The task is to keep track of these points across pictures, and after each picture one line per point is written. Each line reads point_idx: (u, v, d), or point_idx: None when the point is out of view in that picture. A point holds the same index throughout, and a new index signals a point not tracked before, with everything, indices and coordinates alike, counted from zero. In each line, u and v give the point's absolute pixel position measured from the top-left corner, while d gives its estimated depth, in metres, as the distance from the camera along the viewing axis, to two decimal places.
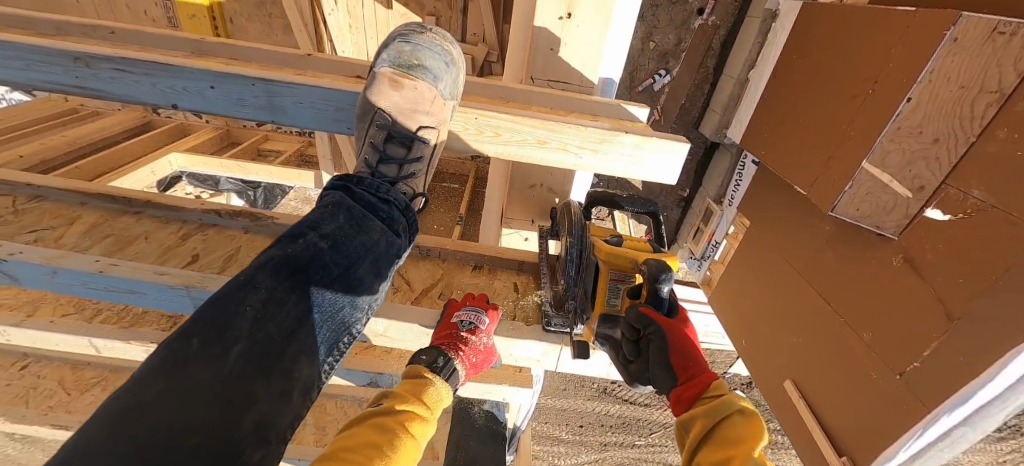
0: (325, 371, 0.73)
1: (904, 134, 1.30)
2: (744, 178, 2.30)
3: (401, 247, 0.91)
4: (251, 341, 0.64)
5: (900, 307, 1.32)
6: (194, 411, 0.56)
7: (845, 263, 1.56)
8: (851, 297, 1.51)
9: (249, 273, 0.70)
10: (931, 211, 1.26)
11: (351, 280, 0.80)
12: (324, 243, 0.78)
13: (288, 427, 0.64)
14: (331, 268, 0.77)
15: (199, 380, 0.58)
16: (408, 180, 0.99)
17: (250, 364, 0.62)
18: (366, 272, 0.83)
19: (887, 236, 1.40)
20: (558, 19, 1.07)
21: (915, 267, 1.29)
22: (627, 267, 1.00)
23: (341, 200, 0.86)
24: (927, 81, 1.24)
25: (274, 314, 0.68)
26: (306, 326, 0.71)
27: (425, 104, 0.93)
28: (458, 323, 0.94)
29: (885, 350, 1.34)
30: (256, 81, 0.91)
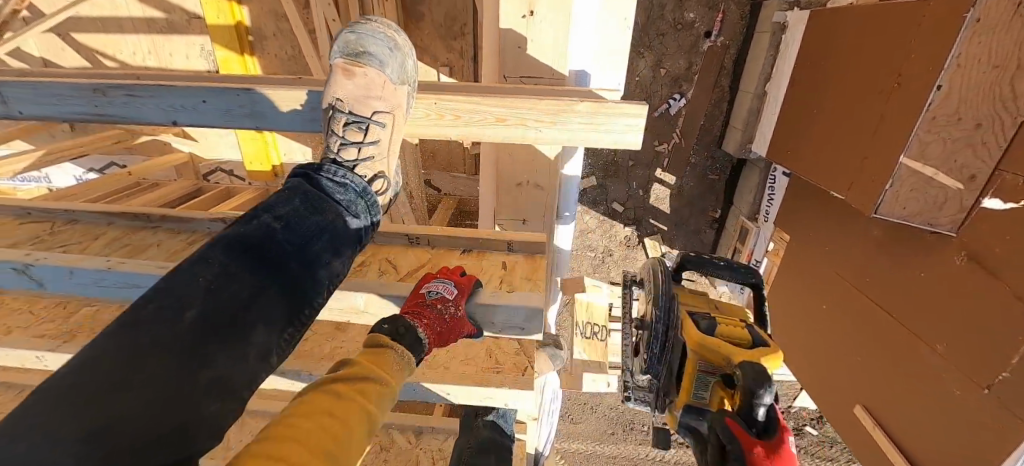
0: (284, 347, 0.60)
1: (941, 123, 1.21)
2: (777, 191, 2.21)
3: (363, 232, 0.74)
4: (201, 313, 0.52)
5: (974, 310, 1.18)
6: (127, 397, 0.44)
7: (901, 269, 1.43)
8: (914, 305, 1.37)
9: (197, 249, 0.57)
10: (989, 201, 1.17)
11: (307, 258, 0.64)
12: (278, 222, 0.63)
13: (240, 397, 0.53)
14: (285, 246, 0.62)
15: (147, 358, 0.47)
16: (363, 161, 0.77)
17: (203, 333, 0.51)
18: (324, 252, 0.66)
19: (943, 234, 1.29)
20: (520, 19, 0.89)
21: (983, 264, 1.17)
22: (719, 360, 0.85)
23: (297, 185, 0.69)
24: (955, 66, 1.17)
25: (226, 289, 0.55)
26: (269, 295, 0.58)
27: (376, 92, 0.73)
28: (425, 293, 0.74)
29: (967, 360, 1.18)
30: (240, 90, 0.80)
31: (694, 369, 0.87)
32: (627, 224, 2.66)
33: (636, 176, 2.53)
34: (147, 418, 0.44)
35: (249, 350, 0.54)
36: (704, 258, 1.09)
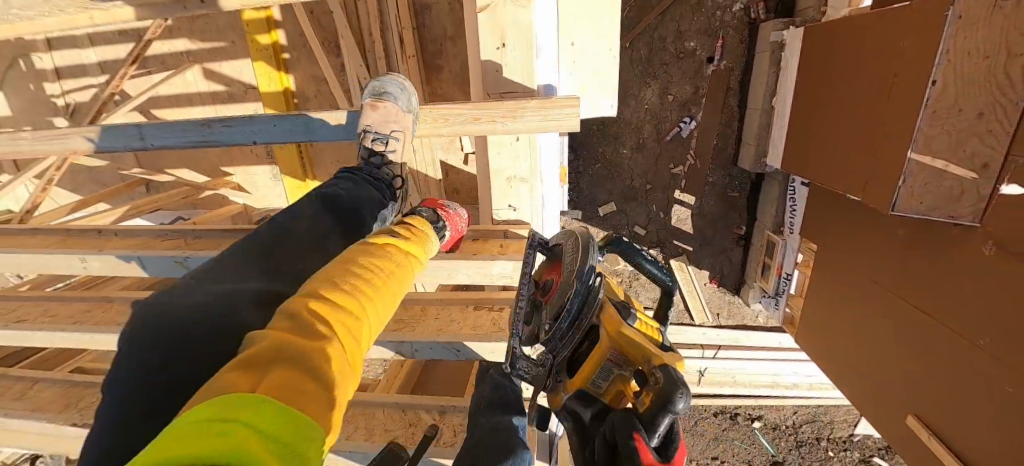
0: None
1: (942, 116, 1.25)
2: (799, 201, 2.21)
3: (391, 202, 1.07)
4: (301, 229, 0.83)
5: (1011, 300, 1.14)
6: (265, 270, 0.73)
7: (932, 265, 1.39)
8: (951, 302, 1.33)
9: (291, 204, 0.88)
10: (1007, 188, 1.15)
11: (358, 211, 0.94)
12: (338, 189, 0.95)
13: None
14: (346, 201, 0.93)
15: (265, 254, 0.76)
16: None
17: (305, 239, 0.82)
18: (369, 210, 0.97)
19: (966, 226, 1.27)
20: (495, 50, 1.05)
21: (1011, 252, 1.15)
22: (637, 355, 0.78)
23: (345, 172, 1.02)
24: (946, 62, 1.22)
25: (313, 221, 0.86)
26: (338, 230, 0.89)
27: (394, 118, 1.05)
28: (444, 204, 1.00)
29: (1013, 351, 1.13)
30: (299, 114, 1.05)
31: (599, 360, 0.81)
32: (651, 247, 2.69)
33: (655, 198, 2.59)
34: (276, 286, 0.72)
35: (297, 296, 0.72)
36: (633, 245, 0.96)
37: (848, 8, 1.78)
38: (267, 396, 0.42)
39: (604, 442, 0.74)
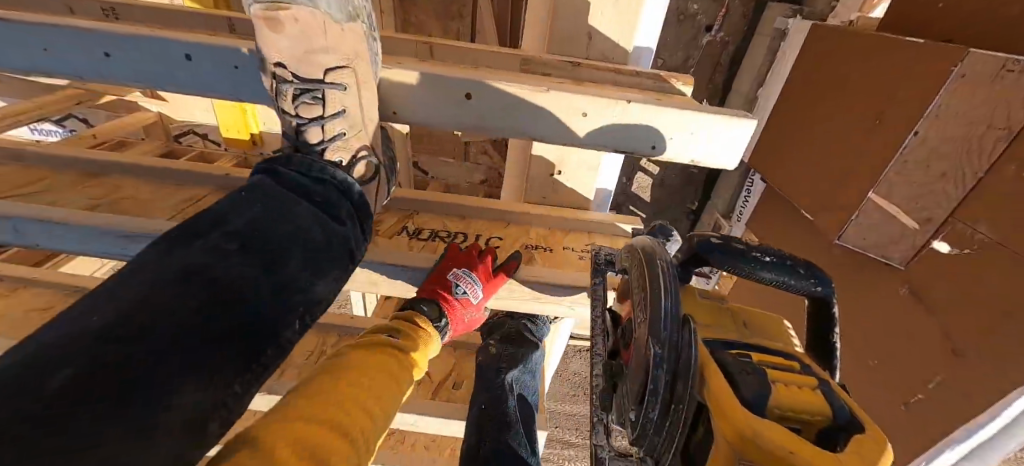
0: (298, 317, 0.61)
1: (911, 167, 1.31)
2: (754, 193, 2.25)
3: (344, 235, 0.71)
4: (242, 242, 0.60)
5: (908, 337, 1.34)
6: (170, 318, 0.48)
7: (852, 289, 1.55)
8: (857, 324, 1.53)
9: (207, 228, 0.61)
10: (937, 243, 1.27)
11: (278, 282, 0.60)
12: (231, 244, 0.59)
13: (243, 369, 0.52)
14: (281, 233, 0.64)
15: (190, 275, 0.53)
16: (337, 143, 0.79)
17: (234, 269, 0.57)
18: (298, 268, 0.63)
19: (893, 266, 1.41)
20: (552, 172, 1.16)
21: (921, 298, 1.31)
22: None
23: (260, 184, 0.69)
24: (935, 115, 1.24)
25: (223, 258, 0.58)
26: (238, 258, 0.59)
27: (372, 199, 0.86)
28: (451, 290, 0.81)
29: (895, 375, 1.38)
30: None
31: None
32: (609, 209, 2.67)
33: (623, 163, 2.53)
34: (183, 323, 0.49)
35: (172, 417, 0.42)
36: (723, 248, 0.61)
37: (858, 14, 1.72)
38: None
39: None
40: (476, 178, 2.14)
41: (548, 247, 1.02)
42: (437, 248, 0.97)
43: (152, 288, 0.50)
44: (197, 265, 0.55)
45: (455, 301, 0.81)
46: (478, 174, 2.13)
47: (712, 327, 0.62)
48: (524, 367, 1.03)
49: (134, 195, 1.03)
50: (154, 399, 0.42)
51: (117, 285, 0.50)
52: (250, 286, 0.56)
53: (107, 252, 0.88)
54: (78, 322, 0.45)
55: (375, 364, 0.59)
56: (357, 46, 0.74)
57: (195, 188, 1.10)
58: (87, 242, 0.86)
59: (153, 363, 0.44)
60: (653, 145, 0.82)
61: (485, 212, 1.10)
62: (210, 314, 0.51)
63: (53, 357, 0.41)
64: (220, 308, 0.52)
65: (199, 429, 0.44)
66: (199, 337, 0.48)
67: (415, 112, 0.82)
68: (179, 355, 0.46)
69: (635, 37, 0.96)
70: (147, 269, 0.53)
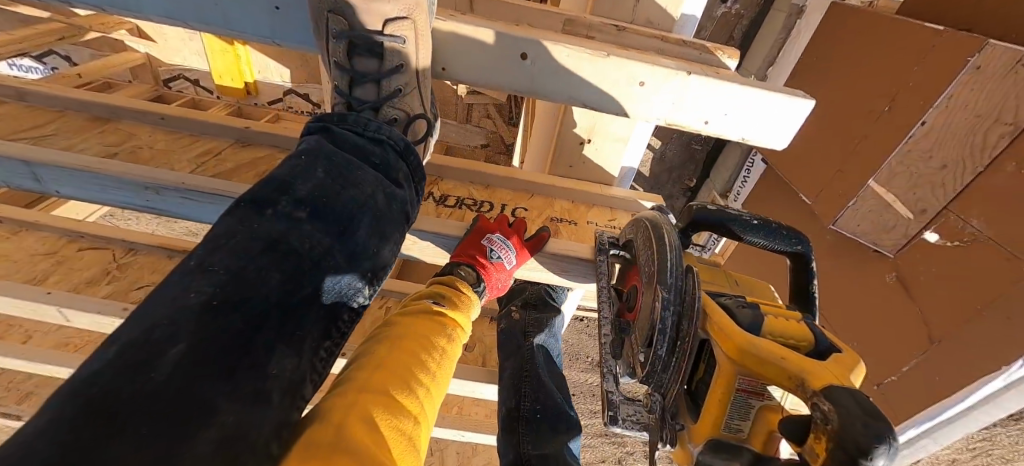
0: (359, 291, 0.58)
1: (914, 157, 1.32)
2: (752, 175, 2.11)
3: (405, 199, 0.69)
4: (313, 208, 0.57)
5: (889, 322, 1.41)
6: (258, 290, 0.47)
7: (839, 274, 1.59)
8: (842, 308, 1.59)
9: (266, 191, 0.56)
10: (928, 233, 1.30)
11: (352, 248, 0.59)
12: (301, 212, 0.56)
13: (324, 340, 0.51)
14: (350, 204, 0.61)
15: (274, 246, 0.52)
16: (394, 102, 0.77)
17: (309, 241, 0.55)
18: (368, 235, 0.61)
19: (882, 254, 1.45)
20: (579, 143, 1.13)
21: (907, 286, 1.36)
22: (778, 381, 0.49)
23: (319, 146, 0.64)
24: (944, 106, 1.24)
25: (295, 227, 0.55)
26: (309, 227, 0.56)
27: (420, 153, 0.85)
28: (486, 254, 0.79)
29: (873, 357, 1.45)
30: (148, 186, 0.81)
31: (729, 386, 0.51)
32: None
33: None
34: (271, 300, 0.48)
35: (271, 385, 0.42)
36: (721, 213, 0.69)
37: None
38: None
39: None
40: (477, 142, 2.07)
41: (573, 221, 1.03)
42: (465, 217, 0.98)
43: (231, 266, 0.48)
44: (276, 234, 0.53)
45: (490, 265, 0.78)
46: (480, 138, 2.09)
47: (711, 282, 0.70)
48: (550, 332, 1.03)
49: (146, 144, 0.99)
50: (253, 371, 0.42)
51: (203, 256, 0.48)
52: (326, 256, 0.55)
53: (128, 202, 0.85)
54: (172, 294, 0.44)
55: (426, 330, 0.55)
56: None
57: (205, 138, 1.06)
58: (108, 192, 0.83)
59: (245, 338, 0.44)
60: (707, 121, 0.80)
61: (511, 181, 1.10)
62: (288, 289, 0.50)
63: (162, 332, 0.40)
64: (295, 282, 0.51)
65: (297, 395, 0.44)
66: (284, 316, 0.48)
67: (463, 68, 0.77)
68: (266, 330, 0.46)
69: (683, 3, 0.92)
70: (233, 239, 0.51)
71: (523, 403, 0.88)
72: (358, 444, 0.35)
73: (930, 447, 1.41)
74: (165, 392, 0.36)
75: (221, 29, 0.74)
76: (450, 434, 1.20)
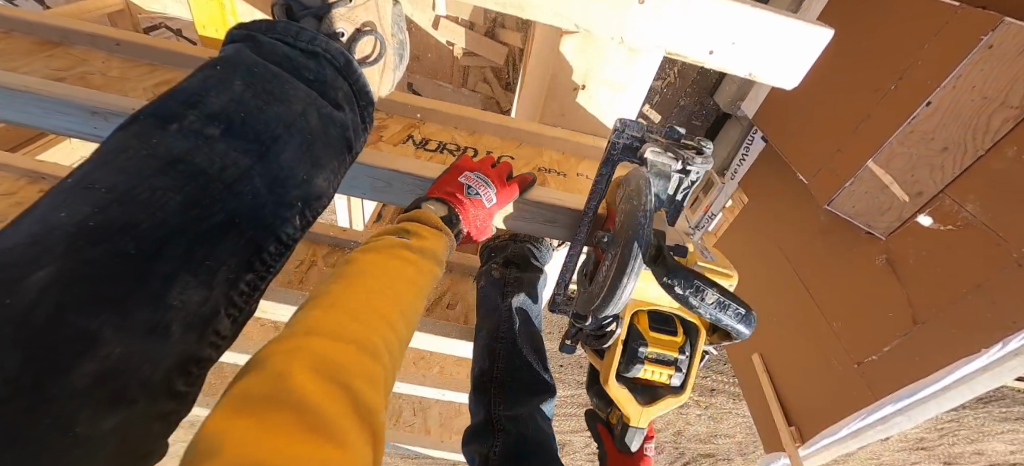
0: (291, 217, 0.60)
1: (915, 137, 1.29)
2: (750, 152, 2.05)
3: (340, 122, 0.70)
4: (226, 127, 0.58)
5: (874, 304, 1.42)
6: (155, 213, 0.48)
7: (831, 255, 1.59)
8: (828, 288, 1.60)
9: (172, 106, 0.56)
10: (921, 217, 1.31)
11: (275, 172, 0.60)
12: (213, 129, 0.57)
13: (234, 268, 0.52)
14: (270, 125, 0.61)
15: (175, 167, 0.52)
16: (340, 11, 0.76)
17: (212, 159, 0.55)
18: (292, 158, 0.62)
19: (874, 236, 1.45)
20: (573, 90, 1.12)
21: (895, 268, 1.37)
22: None
23: (235, 59, 0.63)
24: (951, 87, 1.20)
25: (199, 146, 0.55)
26: (216, 144, 0.56)
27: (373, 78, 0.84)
28: (463, 189, 0.80)
29: (855, 337, 1.48)
30: (95, 110, 0.78)
31: None
32: None
33: None
34: (171, 228, 0.48)
35: (169, 315, 0.44)
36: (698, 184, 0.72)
37: None
38: (253, 416, 0.30)
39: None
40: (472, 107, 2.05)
41: (562, 172, 1.02)
42: (446, 161, 0.96)
43: (120, 188, 0.47)
44: (180, 151, 0.53)
45: (469, 201, 0.79)
46: (473, 103, 2.03)
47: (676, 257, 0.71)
48: (529, 291, 1.02)
49: (97, 70, 0.96)
50: (149, 300, 0.43)
51: (86, 174, 0.47)
52: (239, 179, 0.56)
53: (74, 128, 0.82)
54: (42, 214, 0.42)
55: (386, 274, 0.53)
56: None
57: (166, 68, 1.02)
58: (52, 115, 0.80)
59: (139, 267, 0.44)
60: (712, 50, 0.75)
61: (501, 129, 1.07)
62: (193, 213, 0.51)
63: (24, 251, 0.38)
64: (198, 207, 0.51)
65: (200, 328, 0.47)
66: (184, 244, 0.48)
67: None
68: (166, 259, 0.46)
69: None
70: (124, 154, 0.50)
71: (496, 366, 0.89)
72: (299, 388, 0.33)
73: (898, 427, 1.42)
74: (32, 322, 0.35)
75: None
76: (431, 393, 1.25)
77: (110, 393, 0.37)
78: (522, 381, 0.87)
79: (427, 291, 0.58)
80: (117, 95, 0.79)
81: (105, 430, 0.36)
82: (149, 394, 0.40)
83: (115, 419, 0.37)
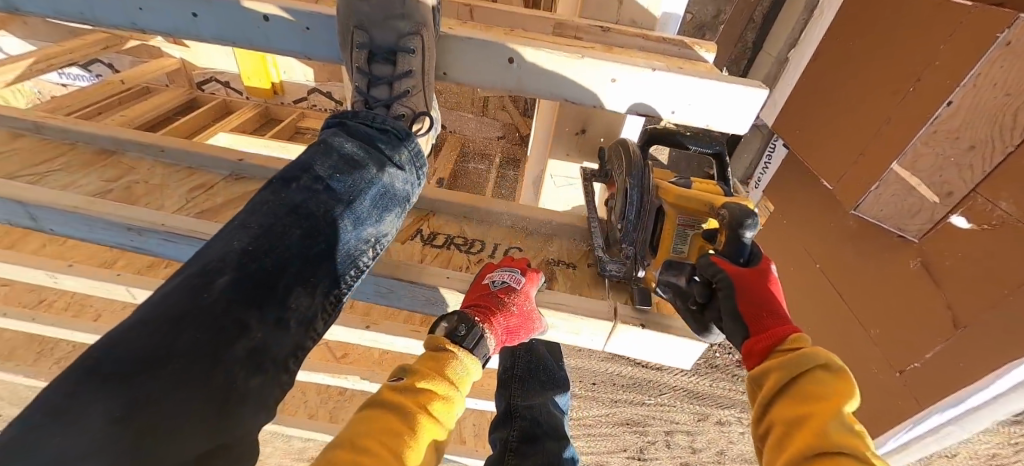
0: (364, 254, 0.71)
1: (939, 138, 1.27)
2: (773, 161, 2.08)
3: (405, 180, 0.79)
4: (326, 182, 0.69)
5: (912, 309, 1.37)
6: (283, 243, 0.61)
7: (863, 260, 1.56)
8: (863, 294, 1.56)
9: (293, 165, 0.70)
10: (955, 218, 1.27)
11: (357, 215, 0.70)
12: (319, 184, 0.68)
13: (327, 291, 0.64)
14: (359, 180, 0.71)
15: (296, 211, 0.65)
16: (404, 100, 0.82)
17: (314, 206, 0.66)
18: (369, 207, 0.72)
19: (908, 239, 1.41)
20: (574, 135, 1.19)
21: (931, 271, 1.33)
22: (699, 209, 0.80)
23: (333, 135, 0.74)
24: (971, 85, 1.19)
25: (309, 195, 0.67)
26: (320, 197, 0.67)
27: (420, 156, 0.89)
28: (490, 284, 0.81)
29: (895, 344, 1.42)
30: (128, 227, 0.89)
31: (673, 223, 0.81)
32: None
33: None
34: (297, 257, 0.61)
35: (289, 317, 0.58)
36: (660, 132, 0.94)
37: None
38: None
39: (702, 284, 0.69)
40: (493, 135, 2.15)
41: (571, 263, 1.02)
42: (452, 258, 1.01)
43: (262, 228, 0.61)
44: (298, 200, 0.66)
45: (494, 292, 0.79)
46: (495, 130, 2.14)
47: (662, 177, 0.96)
48: None
49: (143, 177, 1.09)
50: (278, 306, 0.57)
51: (245, 217, 0.62)
52: (336, 219, 0.67)
53: (114, 239, 0.93)
54: (222, 243, 0.59)
55: (373, 435, 0.55)
56: (426, 15, 0.81)
57: (204, 171, 1.15)
58: (97, 230, 0.91)
59: (271, 282, 0.58)
60: (688, 104, 0.87)
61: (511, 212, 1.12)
62: (307, 244, 0.63)
63: (214, 265, 0.56)
64: (312, 239, 0.64)
65: (308, 329, 0.60)
66: (299, 269, 0.61)
67: (461, 73, 0.89)
68: (287, 277, 0.59)
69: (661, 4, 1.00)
70: (265, 204, 0.64)
71: (516, 364, 0.96)
72: None
73: (957, 435, 1.38)
74: (214, 309, 0.52)
75: (264, 47, 0.86)
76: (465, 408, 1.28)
77: (255, 363, 0.52)
78: (542, 380, 0.95)
79: (422, 438, 0.58)
80: (153, 212, 0.92)
81: (251, 387, 0.52)
82: (276, 367, 0.55)
83: (258, 379, 0.53)
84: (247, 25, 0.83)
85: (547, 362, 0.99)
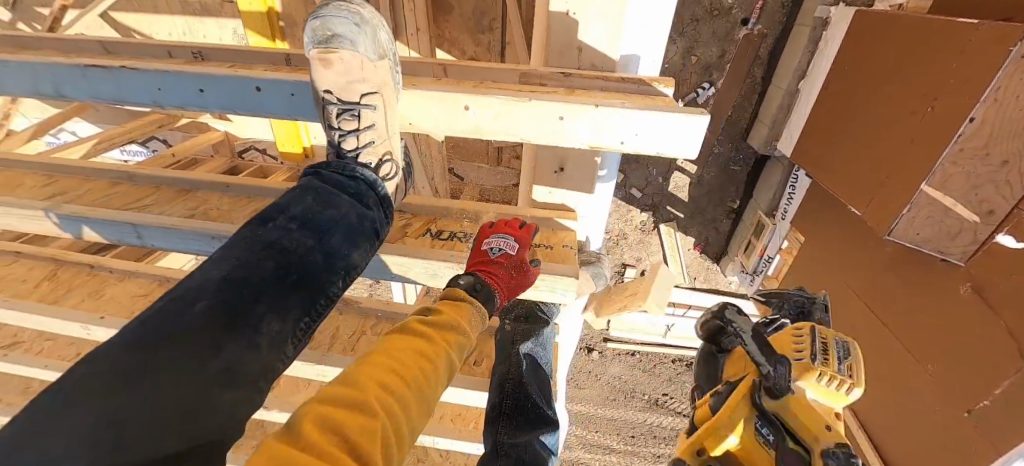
0: (336, 286, 0.68)
1: (969, 155, 1.21)
2: (798, 191, 2.15)
3: (376, 220, 0.77)
4: (302, 218, 0.68)
5: (971, 340, 1.25)
6: (259, 270, 0.60)
7: (909, 288, 1.46)
8: (914, 325, 1.44)
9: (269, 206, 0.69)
10: (1002, 236, 1.18)
11: (328, 250, 0.68)
12: (293, 223, 0.67)
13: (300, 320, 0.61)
14: (337, 217, 0.71)
15: (270, 245, 0.63)
16: (368, 150, 0.78)
17: (290, 241, 0.65)
18: (341, 242, 0.69)
19: (952, 263, 1.32)
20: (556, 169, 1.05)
21: (986, 296, 1.22)
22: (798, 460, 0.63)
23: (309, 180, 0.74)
24: (992, 100, 1.15)
25: (286, 231, 0.66)
26: (294, 232, 0.66)
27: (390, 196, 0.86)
28: (488, 251, 0.79)
29: (959, 380, 1.28)
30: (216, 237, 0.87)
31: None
32: (644, 209, 2.46)
33: (657, 163, 2.32)
34: (272, 284, 0.60)
35: (261, 339, 0.55)
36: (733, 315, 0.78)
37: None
38: None
39: None
40: (509, 183, 2.21)
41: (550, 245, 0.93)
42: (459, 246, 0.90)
43: (234, 262, 0.59)
44: (272, 238, 0.64)
45: (493, 259, 0.78)
46: (510, 179, 2.20)
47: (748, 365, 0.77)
48: (537, 340, 1.02)
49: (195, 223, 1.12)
50: (252, 329, 0.55)
51: (221, 250, 0.61)
52: (308, 254, 0.65)
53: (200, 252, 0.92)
54: (200, 271, 0.57)
55: (402, 360, 0.55)
56: (385, 77, 0.71)
57: None
58: (188, 244, 0.91)
59: (243, 309, 0.56)
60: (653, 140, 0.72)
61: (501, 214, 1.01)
62: (281, 274, 0.61)
63: (191, 291, 0.54)
64: (287, 270, 0.62)
65: (283, 351, 0.58)
66: (271, 297, 0.59)
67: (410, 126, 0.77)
68: (262, 303, 0.57)
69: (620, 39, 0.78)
70: (240, 239, 0.63)
71: (505, 400, 0.91)
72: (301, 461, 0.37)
73: None
74: (192, 329, 0.50)
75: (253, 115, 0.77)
76: None
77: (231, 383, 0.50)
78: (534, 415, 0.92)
79: (444, 364, 0.59)
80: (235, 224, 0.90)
81: (228, 403, 0.49)
82: None
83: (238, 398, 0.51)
84: (248, 93, 0.75)
85: (536, 399, 0.94)
